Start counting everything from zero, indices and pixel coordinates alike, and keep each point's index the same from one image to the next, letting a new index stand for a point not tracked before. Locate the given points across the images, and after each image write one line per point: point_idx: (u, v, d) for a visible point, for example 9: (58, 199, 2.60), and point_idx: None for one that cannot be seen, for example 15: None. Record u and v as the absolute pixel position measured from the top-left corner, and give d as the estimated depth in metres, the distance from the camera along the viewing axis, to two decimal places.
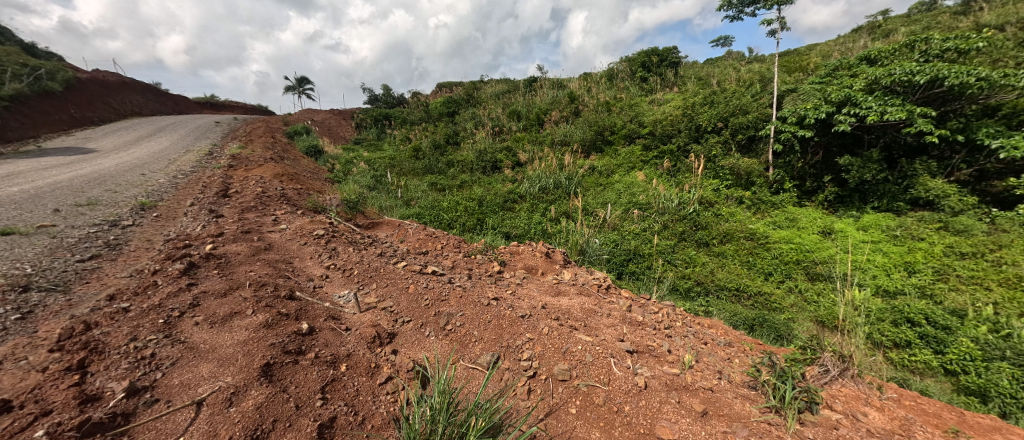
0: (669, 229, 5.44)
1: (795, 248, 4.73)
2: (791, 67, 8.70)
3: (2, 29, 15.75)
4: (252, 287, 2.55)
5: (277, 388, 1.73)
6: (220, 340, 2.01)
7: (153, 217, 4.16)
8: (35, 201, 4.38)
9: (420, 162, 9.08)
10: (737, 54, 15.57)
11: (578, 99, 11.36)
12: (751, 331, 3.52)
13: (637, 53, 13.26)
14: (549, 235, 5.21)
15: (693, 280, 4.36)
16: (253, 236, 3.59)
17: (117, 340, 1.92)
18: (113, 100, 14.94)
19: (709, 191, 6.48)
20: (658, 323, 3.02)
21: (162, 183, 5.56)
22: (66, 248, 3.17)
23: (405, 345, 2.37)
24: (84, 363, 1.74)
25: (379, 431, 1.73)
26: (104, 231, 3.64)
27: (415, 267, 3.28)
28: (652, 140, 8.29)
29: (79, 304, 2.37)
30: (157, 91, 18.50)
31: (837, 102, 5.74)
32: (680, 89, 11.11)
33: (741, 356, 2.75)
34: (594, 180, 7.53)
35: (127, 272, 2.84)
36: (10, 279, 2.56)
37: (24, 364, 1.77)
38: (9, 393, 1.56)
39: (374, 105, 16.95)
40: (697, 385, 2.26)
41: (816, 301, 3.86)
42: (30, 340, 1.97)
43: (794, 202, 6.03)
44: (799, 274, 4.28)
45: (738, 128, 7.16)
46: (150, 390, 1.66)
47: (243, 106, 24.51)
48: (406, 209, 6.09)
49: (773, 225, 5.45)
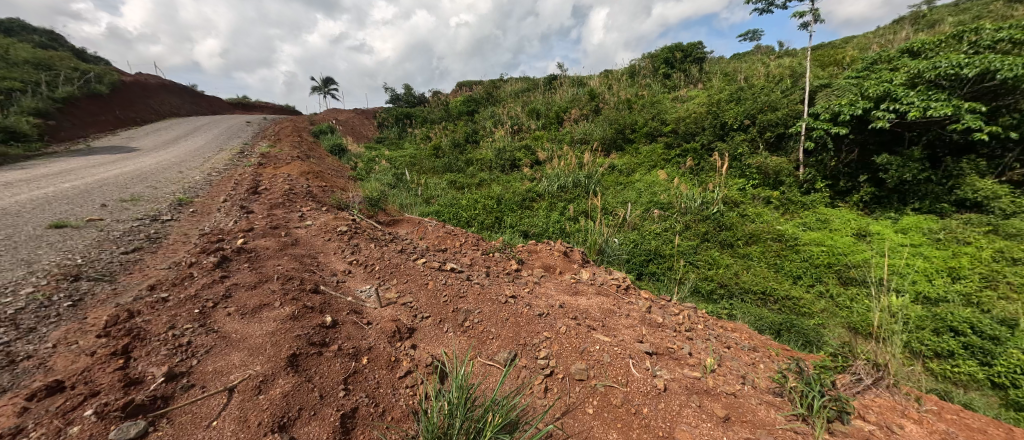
0: (691, 230, 5.32)
1: (827, 251, 4.53)
2: (825, 61, 8.32)
3: (56, 36, 16.98)
4: (279, 280, 2.66)
5: (302, 378, 1.80)
6: (250, 329, 2.11)
7: (189, 213, 4.38)
8: (85, 197, 4.69)
9: (440, 161, 9.19)
10: (767, 47, 15.03)
11: (599, 97, 11.23)
12: (777, 336, 3.41)
13: (660, 50, 13.00)
14: (567, 234, 5.19)
15: (716, 282, 4.25)
16: (280, 231, 3.72)
17: (157, 328, 2.04)
18: (153, 101, 15.80)
19: (734, 191, 6.30)
20: (678, 325, 2.96)
21: (197, 180, 5.85)
22: (112, 241, 3.38)
23: (424, 340, 2.41)
24: (128, 349, 1.86)
25: (399, 423, 1.77)
26: (145, 225, 3.87)
27: (435, 264, 3.34)
28: (674, 138, 8.12)
29: (124, 293, 2.53)
30: (192, 92, 19.45)
31: (875, 97, 5.46)
32: (704, 86, 10.81)
33: (766, 362, 2.66)
34: (614, 178, 7.43)
35: (166, 264, 3.01)
36: (63, 269, 2.76)
37: (75, 348, 1.91)
38: (62, 374, 1.69)
39: (396, 104, 17.26)
40: (719, 389, 2.20)
41: (848, 307, 3.68)
42: (81, 326, 2.12)
43: (826, 203, 5.76)
44: (830, 278, 4.10)
45: (766, 125, 6.91)
46: (186, 375, 1.75)
47: (272, 107, 25.54)
48: (426, 207, 6.18)
49: (803, 226, 5.23)
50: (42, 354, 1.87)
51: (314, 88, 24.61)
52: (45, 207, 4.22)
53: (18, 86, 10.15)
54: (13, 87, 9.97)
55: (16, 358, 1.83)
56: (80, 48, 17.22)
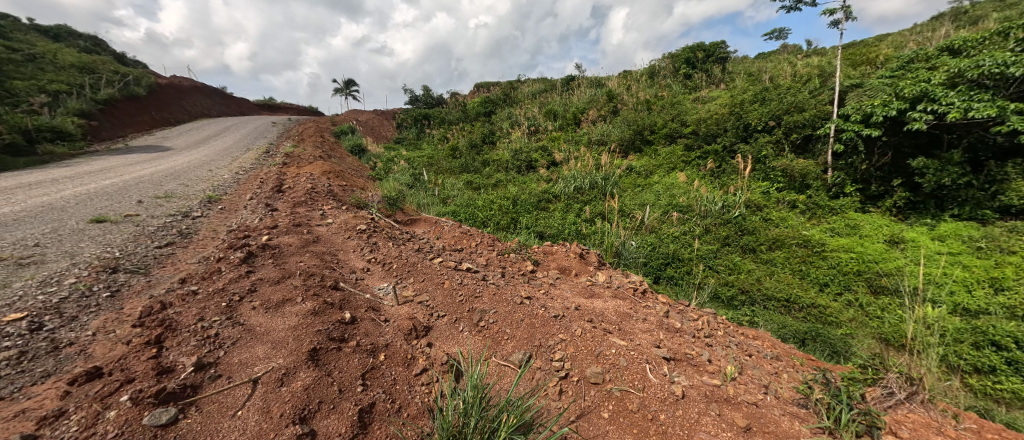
0: (711, 234, 5.20)
1: (856, 258, 4.34)
2: (857, 60, 7.99)
3: (99, 42, 18.01)
4: (302, 276, 2.73)
5: (322, 372, 1.85)
6: (274, 323, 2.18)
7: (218, 210, 4.56)
8: (122, 193, 4.93)
9: (457, 161, 9.28)
10: (794, 47, 14.58)
11: (617, 98, 11.11)
12: (802, 345, 3.29)
13: (681, 49, 12.78)
14: (583, 236, 5.16)
15: (737, 288, 4.14)
16: (303, 229, 3.83)
17: (188, 320, 2.13)
18: (186, 103, 16.54)
19: (757, 195, 6.12)
20: (697, 331, 2.88)
21: (226, 178, 6.09)
22: (147, 235, 3.56)
23: (440, 339, 2.44)
24: (160, 338, 1.95)
25: (414, 419, 1.79)
26: (178, 221, 4.05)
27: (451, 264, 3.37)
28: (695, 140, 7.96)
29: (157, 285, 2.66)
30: (222, 94, 20.28)
31: (911, 97, 5.21)
32: (727, 86, 10.55)
33: (790, 371, 2.57)
34: (631, 180, 7.33)
35: (197, 258, 3.15)
36: (103, 261, 2.92)
37: (113, 336, 2.02)
38: (100, 361, 1.79)
39: (415, 105, 17.52)
40: (740, 398, 2.14)
41: (879, 317, 3.52)
42: (118, 315, 2.23)
43: (856, 208, 5.53)
44: (860, 286, 3.93)
45: (792, 126, 6.69)
46: (214, 366, 1.83)
47: (296, 108, 26.36)
48: (442, 207, 6.24)
49: (830, 232, 5.04)
50: (83, 341, 1.98)
51: (337, 89, 25.29)
52: (87, 202, 4.47)
53: (64, 88, 10.79)
54: (60, 90, 10.61)
55: (60, 345, 1.95)
56: (121, 52, 18.20)
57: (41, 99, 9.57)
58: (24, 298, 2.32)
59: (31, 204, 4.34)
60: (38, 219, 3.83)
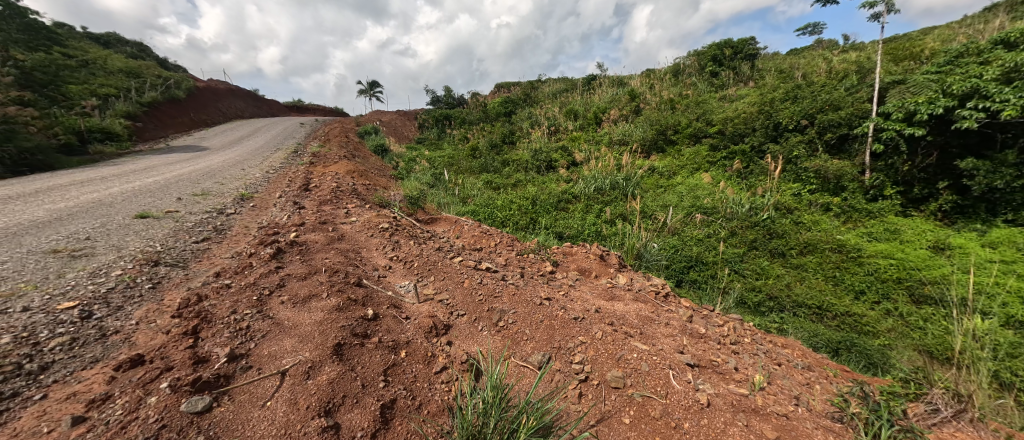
0: (737, 237, 5.03)
1: (896, 264, 4.11)
2: (899, 55, 7.55)
3: (145, 48, 19.19)
4: (327, 272, 2.81)
5: (345, 367, 1.89)
6: (301, 317, 2.25)
7: (250, 207, 4.76)
8: (164, 191, 5.21)
9: (477, 161, 9.34)
10: (829, 42, 13.93)
11: (640, 97, 10.94)
12: (835, 355, 3.12)
13: (708, 47, 12.43)
14: (603, 237, 5.10)
15: (765, 294, 3.97)
16: (328, 226, 3.95)
17: (221, 312, 2.23)
18: (222, 105, 17.37)
19: (787, 197, 5.89)
20: (723, 337, 2.79)
21: (258, 177, 6.33)
22: (186, 231, 3.75)
23: (460, 337, 2.46)
24: (196, 329, 2.05)
25: (434, 417, 1.82)
26: (214, 217, 4.25)
27: (471, 263, 3.39)
28: (721, 140, 7.73)
29: (193, 278, 2.80)
30: (255, 96, 21.24)
31: (960, 94, 4.88)
32: (756, 84, 10.18)
33: (823, 383, 2.45)
34: (653, 181, 7.19)
35: (230, 253, 3.29)
36: (146, 254, 3.10)
37: (155, 326, 2.14)
38: (143, 349, 1.90)
39: (436, 105, 17.78)
40: (769, 409, 2.06)
41: (922, 328, 3.31)
42: (158, 306, 2.36)
43: (897, 211, 5.22)
44: (900, 295, 3.71)
45: (826, 125, 6.40)
46: (245, 357, 1.90)
47: (323, 109, 27.24)
48: (462, 207, 6.28)
49: (867, 236, 4.78)
50: (127, 330, 2.11)
51: (362, 90, 25.99)
52: (132, 199, 4.74)
53: (113, 92, 11.53)
54: (109, 93, 11.34)
55: (108, 332, 2.07)
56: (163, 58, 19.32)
57: (92, 102, 10.25)
58: (76, 288, 2.50)
59: (82, 201, 4.63)
60: (90, 214, 4.10)
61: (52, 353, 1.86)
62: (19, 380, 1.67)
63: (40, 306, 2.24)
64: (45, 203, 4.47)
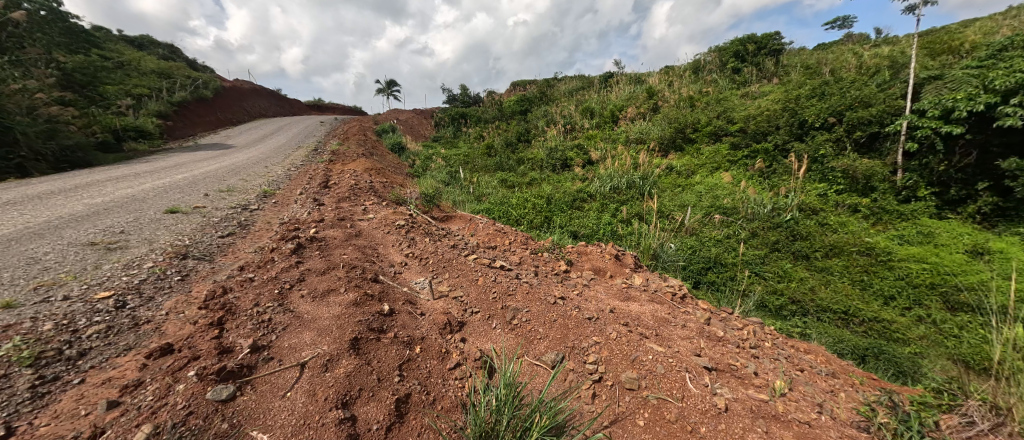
0: (758, 238, 4.89)
1: (929, 269, 3.92)
2: (937, 49, 7.18)
3: (175, 50, 19.99)
4: (345, 268, 2.87)
5: (362, 361, 1.92)
6: (320, 311, 2.31)
7: (272, 203, 4.89)
8: (192, 187, 5.42)
9: (492, 160, 9.36)
10: (859, 37, 13.38)
11: (658, 94, 10.76)
12: (861, 362, 3.00)
13: (730, 42, 12.11)
14: (619, 237, 5.05)
15: (788, 297, 3.85)
16: (347, 223, 4.03)
17: (245, 304, 2.31)
18: (247, 104, 17.93)
19: (812, 198, 5.68)
20: (742, 340, 2.72)
21: (280, 174, 6.52)
22: (213, 226, 3.90)
23: (473, 335, 2.47)
24: (222, 320, 2.13)
25: (448, 412, 1.84)
26: (238, 213, 4.40)
27: (485, 261, 3.40)
28: (742, 138, 7.52)
29: (219, 271, 2.91)
30: (278, 96, 21.87)
31: (1003, 90, 4.61)
32: (781, 80, 9.86)
33: (848, 390, 2.35)
34: (671, 180, 7.06)
35: (253, 248, 3.40)
36: (176, 248, 3.24)
37: (183, 317, 2.23)
38: (172, 339, 1.99)
39: (453, 104, 17.93)
40: (791, 416, 2.00)
41: (956, 336, 3.15)
42: (187, 297, 2.47)
43: (931, 213, 4.97)
44: (933, 302, 3.54)
45: (856, 123, 6.15)
46: (267, 348, 1.96)
47: (342, 108, 27.84)
48: (477, 204, 6.31)
49: (899, 239, 4.58)
50: (158, 320, 2.21)
51: (380, 90, 26.43)
52: (162, 195, 4.95)
53: (146, 92, 12.05)
54: (142, 93, 11.86)
55: (139, 322, 2.18)
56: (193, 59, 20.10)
57: (127, 102, 10.73)
58: (112, 279, 2.63)
59: (117, 196, 4.86)
60: (124, 209, 4.30)
61: (89, 340, 1.97)
62: (59, 365, 1.77)
63: (79, 295, 2.37)
64: (83, 198, 4.72)
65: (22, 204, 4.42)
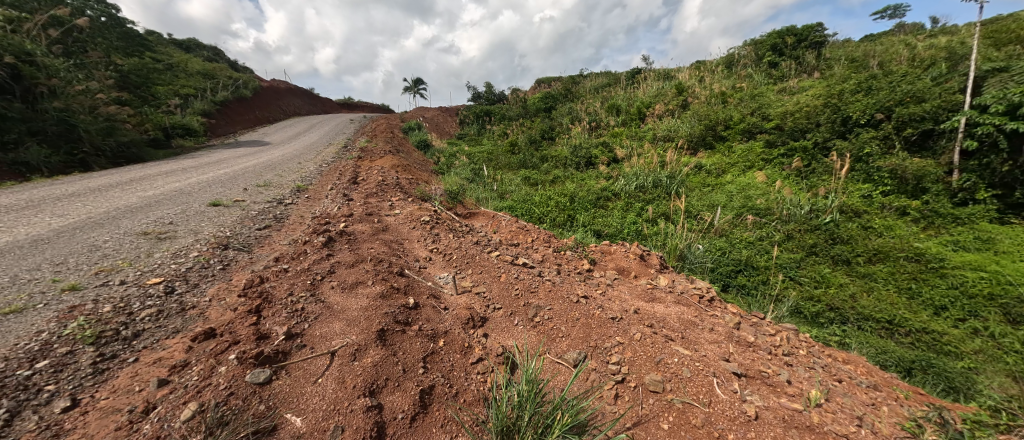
0: (794, 241, 4.67)
1: (988, 278, 3.61)
2: (1003, 39, 6.58)
3: (219, 52, 21.11)
4: (372, 261, 2.95)
5: (388, 352, 1.98)
6: (348, 303, 2.39)
7: (305, 198, 5.11)
8: (232, 182, 5.73)
9: (516, 157, 9.37)
10: (912, 27, 12.49)
11: (688, 90, 10.42)
12: (907, 375, 2.82)
13: (767, 36, 11.58)
14: (643, 237, 4.95)
15: (825, 304, 3.65)
16: (374, 218, 4.14)
17: (280, 294, 2.42)
18: (282, 103, 18.73)
19: (855, 199, 5.35)
20: (774, 347, 2.61)
21: (312, 170, 6.78)
22: (251, 218, 4.11)
23: (496, 331, 2.50)
24: (259, 308, 2.24)
25: (470, 405, 1.87)
26: (274, 206, 4.62)
27: (507, 258, 3.42)
28: (778, 135, 7.18)
29: (256, 262, 3.06)
30: (311, 95, 22.73)
31: None
32: (822, 75, 9.33)
33: (892, 404, 2.21)
34: (700, 180, 6.83)
35: (288, 240, 3.57)
36: (218, 238, 3.44)
37: (223, 304, 2.37)
38: (215, 324, 2.12)
39: (477, 102, 18.15)
40: (827, 427, 1.90)
41: (1018, 352, 2.90)
42: (227, 285, 2.62)
43: (992, 218, 4.57)
44: (992, 313, 3.26)
45: (906, 119, 5.74)
46: (300, 336, 2.05)
47: (371, 106, 28.62)
48: (499, 202, 6.33)
49: (952, 245, 4.24)
50: (202, 305, 2.36)
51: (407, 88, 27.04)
52: (206, 188, 5.26)
53: (192, 92, 12.79)
54: (189, 93, 12.60)
55: (186, 307, 2.33)
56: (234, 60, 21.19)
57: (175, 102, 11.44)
58: (162, 266, 2.83)
59: (166, 190, 5.20)
60: (172, 201, 4.60)
61: (142, 322, 2.13)
62: (116, 344, 1.92)
63: (134, 280, 2.57)
64: (137, 191, 5.07)
65: (85, 196, 4.81)
